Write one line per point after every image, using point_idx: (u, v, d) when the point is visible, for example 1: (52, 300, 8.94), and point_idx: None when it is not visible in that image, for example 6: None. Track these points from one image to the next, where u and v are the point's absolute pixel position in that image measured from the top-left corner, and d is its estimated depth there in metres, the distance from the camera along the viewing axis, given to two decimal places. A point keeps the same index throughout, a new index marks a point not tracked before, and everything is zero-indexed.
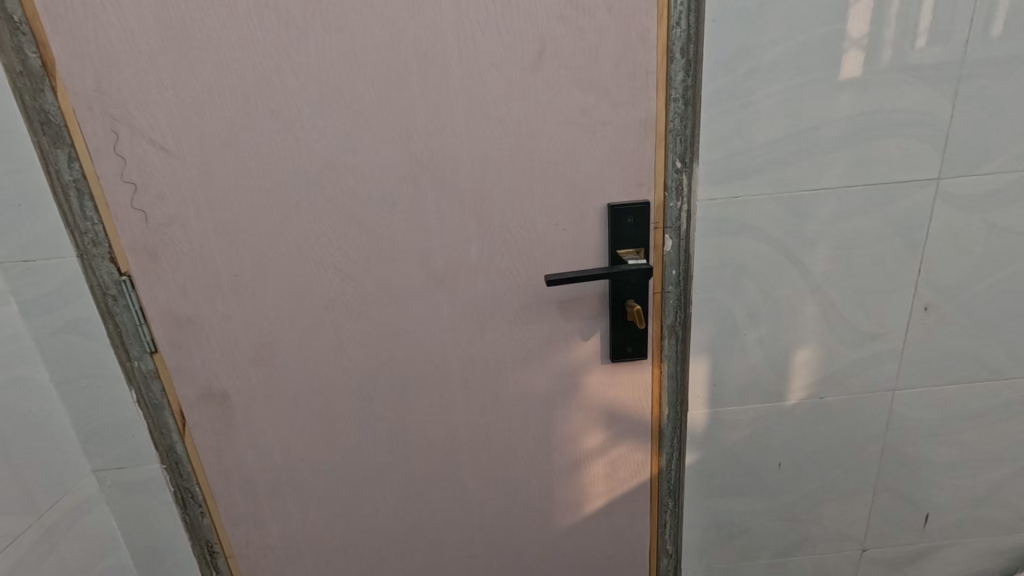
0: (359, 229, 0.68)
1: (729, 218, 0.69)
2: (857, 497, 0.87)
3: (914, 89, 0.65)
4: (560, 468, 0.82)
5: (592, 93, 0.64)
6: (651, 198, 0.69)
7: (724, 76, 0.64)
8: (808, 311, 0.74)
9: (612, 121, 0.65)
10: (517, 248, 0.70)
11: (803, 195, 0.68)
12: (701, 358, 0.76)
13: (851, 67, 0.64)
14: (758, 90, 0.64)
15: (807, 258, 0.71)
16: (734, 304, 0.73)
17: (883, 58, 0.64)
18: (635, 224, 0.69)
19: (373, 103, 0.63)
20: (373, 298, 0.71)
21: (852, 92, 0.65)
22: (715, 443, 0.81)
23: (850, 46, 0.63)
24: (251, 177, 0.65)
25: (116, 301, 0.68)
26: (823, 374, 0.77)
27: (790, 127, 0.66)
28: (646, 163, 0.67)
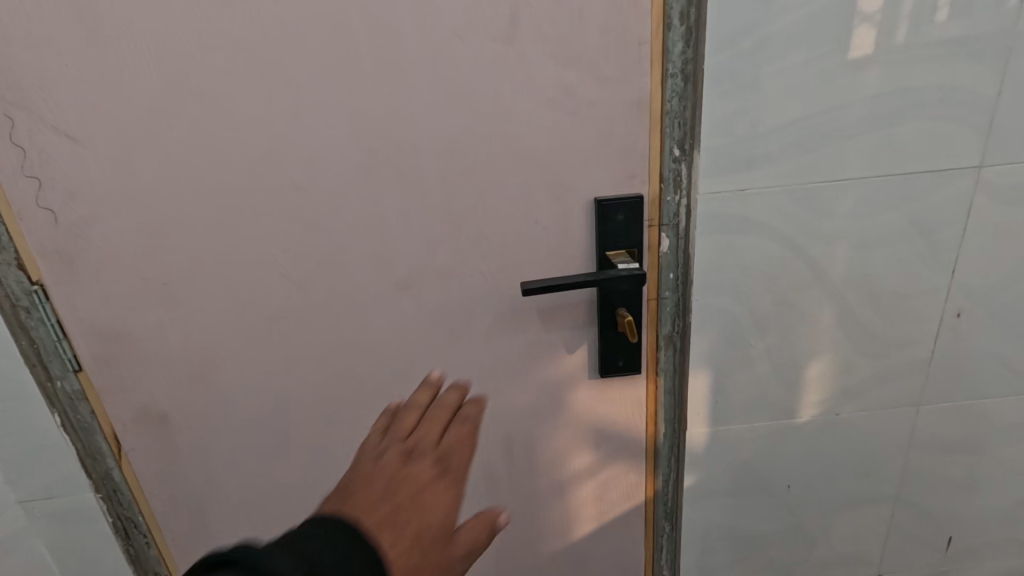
0: (307, 229, 0.59)
1: (735, 214, 0.60)
2: (873, 518, 0.79)
3: (952, 63, 0.55)
4: (545, 491, 0.74)
5: (575, 68, 0.54)
6: (645, 191, 0.60)
7: (730, 47, 0.54)
8: (823, 319, 0.65)
9: (598, 101, 0.55)
10: (491, 250, 0.61)
11: (820, 187, 0.59)
12: (701, 372, 0.67)
13: (861, 44, 0.54)
14: (769, 64, 0.54)
15: (823, 260, 0.62)
16: (739, 312, 0.64)
17: (898, 35, 0.54)
18: (626, 222, 0.60)
19: (316, 81, 0.53)
20: (327, 308, 0.62)
21: (878, 67, 0.55)
22: (717, 464, 0.72)
23: (861, 23, 0.53)
24: (176, 170, 0.56)
25: (29, 313, 0.60)
26: (840, 388, 0.69)
27: (797, 113, 0.56)
28: (639, 151, 0.58)
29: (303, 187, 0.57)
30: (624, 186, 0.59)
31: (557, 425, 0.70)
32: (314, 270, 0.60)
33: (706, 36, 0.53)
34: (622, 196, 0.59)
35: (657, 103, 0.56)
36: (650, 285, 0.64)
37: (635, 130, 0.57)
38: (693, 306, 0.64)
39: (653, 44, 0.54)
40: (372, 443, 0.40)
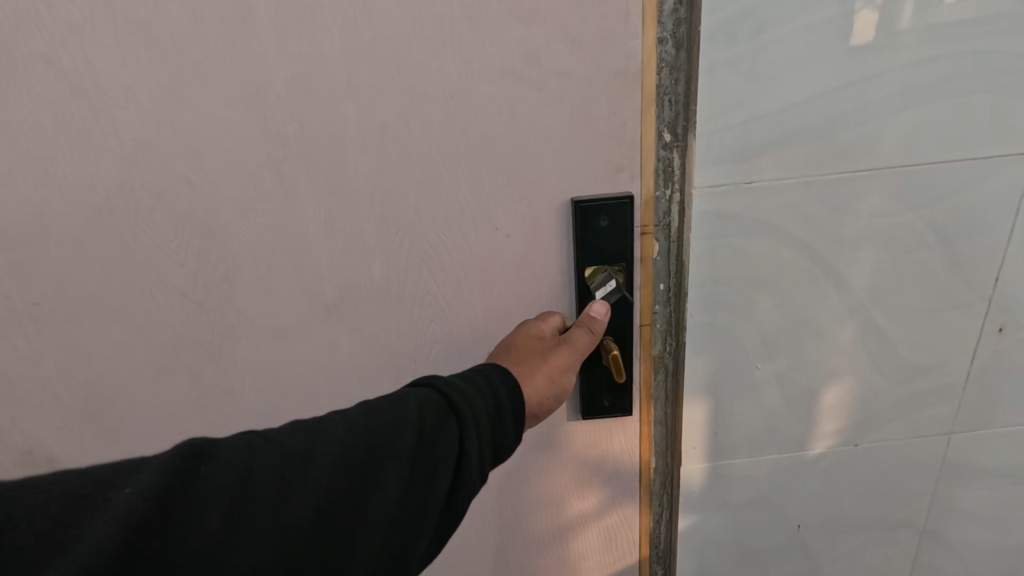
0: (214, 236, 0.48)
1: (737, 212, 0.49)
2: (896, 561, 0.69)
3: (1005, 25, 0.44)
4: (537, 536, 0.63)
5: (542, 29, 0.43)
6: (637, 190, 0.48)
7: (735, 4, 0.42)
8: (842, 337, 0.54)
9: (571, 73, 0.44)
10: (445, 259, 0.50)
11: (840, 180, 0.48)
12: (698, 400, 0.56)
13: (862, 30, 0.44)
14: (782, 25, 0.43)
15: (842, 267, 0.52)
16: (744, 329, 0.53)
17: (903, 17, 0.44)
18: (611, 228, 0.49)
19: (205, 52, 0.42)
20: (244, 332, 0.52)
21: (899, 43, 0.44)
22: (717, 504, 0.62)
23: (862, 5, 0.43)
24: (36, 167, 0.45)
25: None
26: (863, 416, 0.58)
27: (797, 100, 0.45)
28: (628, 135, 0.46)
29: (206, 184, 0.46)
30: (607, 180, 0.48)
31: (527, 468, 0.60)
32: (228, 285, 0.49)
33: None
34: (605, 197, 0.48)
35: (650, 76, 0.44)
36: (644, 304, 0.53)
37: (624, 110, 0.45)
38: (694, 324, 0.53)
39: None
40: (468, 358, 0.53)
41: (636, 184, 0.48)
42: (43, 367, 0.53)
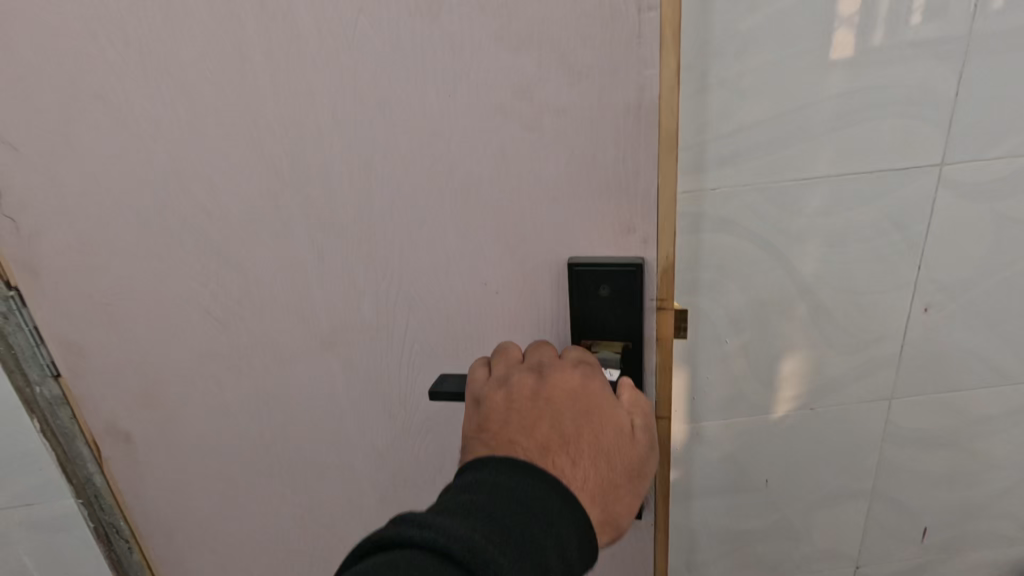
0: (251, 246, 0.53)
1: (706, 212, 0.61)
2: (852, 510, 0.80)
3: (921, 63, 0.56)
4: None
5: (537, 58, 0.44)
6: (652, 256, 0.50)
7: (717, 44, 0.55)
8: (797, 314, 0.66)
9: (567, 108, 0.45)
10: (446, 277, 0.53)
11: (787, 185, 0.60)
12: (677, 370, 0.68)
13: (841, 47, 0.55)
14: (752, 59, 0.55)
15: (793, 257, 0.63)
16: (714, 308, 0.65)
17: (875, 37, 0.55)
18: (612, 296, 0.51)
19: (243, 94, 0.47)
20: (279, 338, 0.58)
21: (842, 71, 0.56)
22: (695, 459, 0.74)
23: (840, 24, 0.54)
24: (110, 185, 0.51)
25: (7, 319, 0.58)
26: (817, 383, 0.70)
27: (763, 117, 0.58)
28: (643, 185, 0.48)
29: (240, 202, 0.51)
30: (615, 242, 0.50)
31: None
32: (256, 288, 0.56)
33: (698, 26, 0.55)
34: (607, 263, 0.50)
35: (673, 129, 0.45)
36: (661, 383, 0.54)
37: (634, 153, 0.47)
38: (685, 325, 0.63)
39: (662, 41, 0.43)
40: (483, 376, 0.50)
41: (651, 248, 0.50)
42: (115, 352, 0.59)
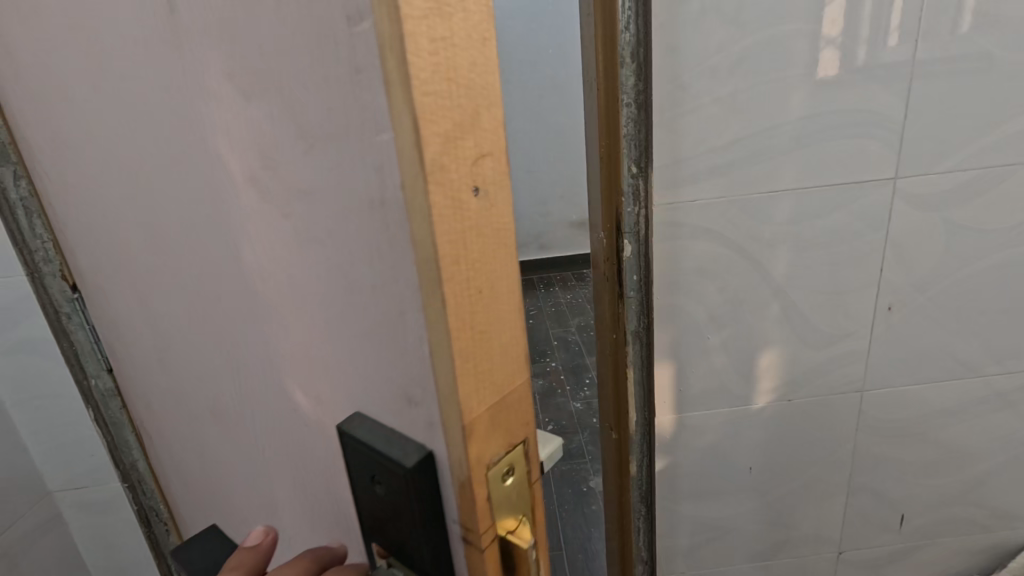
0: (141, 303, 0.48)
1: (685, 222, 0.69)
2: (832, 498, 0.86)
3: (881, 88, 0.64)
4: None
5: (272, 114, 0.26)
6: (442, 453, 0.27)
7: (698, 74, 0.63)
8: (772, 312, 0.73)
9: (318, 192, 0.26)
10: (280, 403, 0.38)
11: (760, 197, 0.68)
12: (664, 364, 0.76)
13: (827, 64, 0.63)
14: (731, 85, 0.64)
15: (766, 261, 0.71)
16: (696, 308, 0.73)
17: (858, 57, 0.63)
18: (389, 498, 0.30)
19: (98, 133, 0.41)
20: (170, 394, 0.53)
21: (812, 94, 0.64)
22: (684, 449, 0.80)
23: (825, 45, 0.62)
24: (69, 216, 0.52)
25: (70, 317, 0.64)
26: (792, 377, 0.77)
27: (743, 133, 0.65)
28: (416, 339, 0.25)
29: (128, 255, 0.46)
30: (396, 410, 0.28)
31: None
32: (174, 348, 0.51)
33: (684, 59, 0.62)
34: (383, 440, 0.29)
35: (431, 258, 0.22)
36: None
37: (398, 296, 0.25)
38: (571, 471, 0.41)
39: (386, 76, 0.20)
40: None
41: (440, 440, 0.27)
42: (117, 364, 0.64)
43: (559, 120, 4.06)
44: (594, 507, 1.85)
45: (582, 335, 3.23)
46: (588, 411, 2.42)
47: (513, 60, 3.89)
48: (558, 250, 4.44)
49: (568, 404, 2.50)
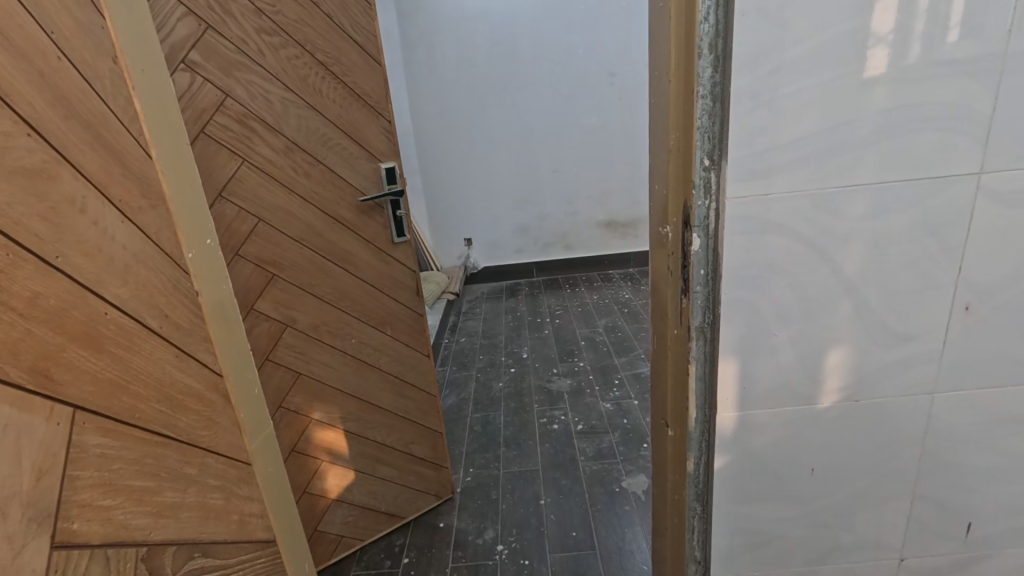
0: None
1: (757, 216, 0.67)
2: (894, 503, 0.84)
3: (947, 82, 0.63)
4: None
5: None
6: None
7: (768, 67, 0.61)
8: (841, 310, 0.72)
9: None
10: None
11: (835, 192, 0.67)
12: (729, 361, 0.74)
13: (874, 63, 0.62)
14: (802, 78, 0.62)
15: (838, 258, 0.69)
16: (763, 304, 0.71)
17: (910, 55, 0.62)
18: None
19: None
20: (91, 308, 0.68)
21: (885, 88, 0.63)
22: (743, 447, 0.79)
23: (875, 44, 0.61)
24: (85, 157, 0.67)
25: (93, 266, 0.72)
26: (858, 377, 0.75)
27: (816, 128, 0.64)
28: None
29: (155, 282, 0.80)
30: None
31: None
32: (44, 368, 0.66)
33: (752, 54, 0.61)
34: None
35: None
36: None
37: None
38: None
39: None
40: None
41: None
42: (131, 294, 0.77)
43: (589, 119, 4.04)
44: (626, 507, 1.84)
45: (610, 335, 3.22)
46: (619, 411, 2.41)
47: (544, 59, 3.89)
48: (585, 250, 4.43)
49: (598, 403, 2.49)
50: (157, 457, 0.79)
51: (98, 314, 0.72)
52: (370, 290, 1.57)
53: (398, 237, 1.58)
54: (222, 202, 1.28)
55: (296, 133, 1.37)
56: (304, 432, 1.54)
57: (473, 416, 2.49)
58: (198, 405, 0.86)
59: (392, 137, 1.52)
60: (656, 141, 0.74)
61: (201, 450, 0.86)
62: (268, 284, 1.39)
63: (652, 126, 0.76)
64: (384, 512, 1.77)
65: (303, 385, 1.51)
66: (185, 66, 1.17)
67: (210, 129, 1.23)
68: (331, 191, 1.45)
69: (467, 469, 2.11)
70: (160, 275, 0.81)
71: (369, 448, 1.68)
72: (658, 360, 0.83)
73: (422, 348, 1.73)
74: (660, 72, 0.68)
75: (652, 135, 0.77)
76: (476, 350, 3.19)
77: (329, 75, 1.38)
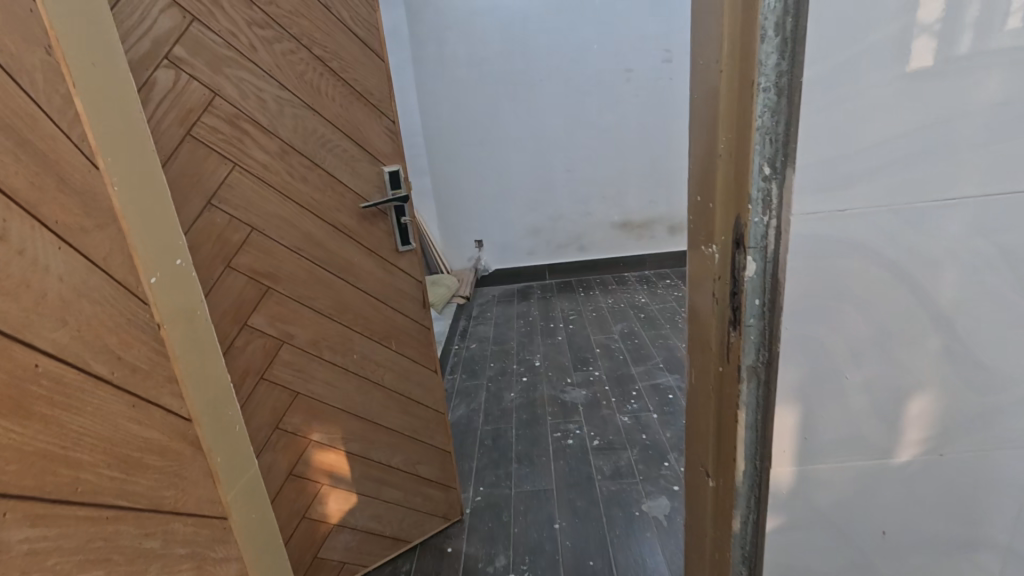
0: None
1: (830, 236, 0.55)
2: (979, 569, 0.71)
3: (1003, 85, 0.50)
4: None
5: None
6: None
7: (846, 54, 0.49)
8: (929, 347, 0.59)
9: None
10: None
11: (929, 206, 0.54)
12: (789, 407, 0.62)
13: (919, 56, 0.50)
14: (888, 67, 0.50)
15: (927, 285, 0.57)
16: (833, 341, 0.59)
17: (961, 45, 0.49)
18: None
19: None
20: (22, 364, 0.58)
21: (989, 78, 0.50)
22: (804, 505, 0.67)
23: (920, 33, 0.49)
24: None
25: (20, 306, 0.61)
26: (946, 427, 0.62)
27: (902, 130, 0.52)
28: None
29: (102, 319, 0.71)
30: None
31: None
32: None
33: (817, 42, 0.49)
34: None
35: None
36: None
37: None
38: None
39: None
40: None
41: None
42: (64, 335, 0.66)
43: (603, 117, 3.91)
44: (648, 533, 1.71)
45: (626, 342, 3.08)
46: (636, 425, 2.29)
47: (558, 55, 3.76)
48: (599, 252, 4.29)
49: (615, 417, 2.36)
50: (110, 533, 0.68)
51: (27, 368, 0.61)
52: (373, 302, 1.47)
53: (402, 245, 1.47)
54: (212, 210, 1.18)
55: (292, 134, 1.26)
56: (303, 454, 1.44)
57: (484, 429, 2.38)
58: (160, 462, 0.77)
59: (396, 138, 1.41)
60: (701, 145, 0.62)
61: (165, 515, 0.77)
62: (263, 297, 1.29)
63: (693, 129, 0.65)
64: (389, 536, 1.67)
65: (302, 405, 1.41)
66: (169, 63, 1.08)
67: (198, 131, 1.14)
68: (330, 196, 1.34)
69: (477, 488, 2.00)
70: (108, 311, 0.71)
71: (372, 470, 1.58)
72: (701, 400, 0.71)
73: (430, 363, 1.62)
74: (709, 63, 0.57)
75: (693, 140, 0.65)
76: (486, 357, 3.08)
77: (327, 71, 1.28)
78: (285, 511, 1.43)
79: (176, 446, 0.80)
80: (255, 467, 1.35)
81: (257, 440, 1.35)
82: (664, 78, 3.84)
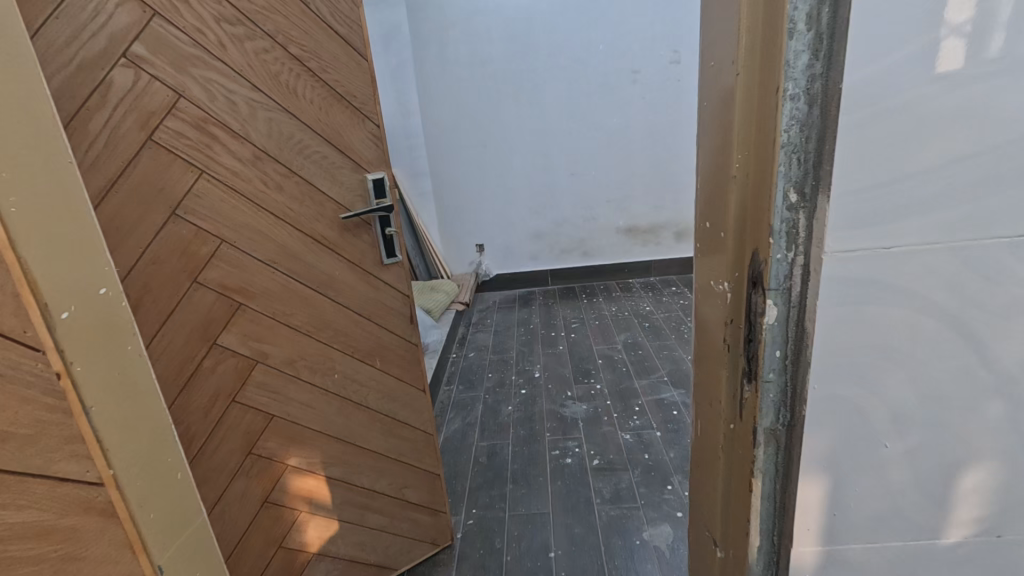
0: None
1: (872, 279, 0.45)
2: None
3: None
4: None
5: None
6: None
7: (894, 56, 0.39)
8: (988, 413, 0.48)
9: None
10: None
11: (993, 246, 0.43)
12: (815, 479, 0.51)
13: (947, 60, 0.39)
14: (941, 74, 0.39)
15: (988, 339, 0.46)
16: (871, 404, 0.48)
17: (990, 48, 0.39)
18: None
19: None
20: None
21: None
22: None
23: (947, 36, 0.38)
24: None
25: None
26: (1007, 503, 0.52)
27: (961, 152, 0.41)
28: None
29: None
30: None
31: None
32: None
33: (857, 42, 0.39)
34: None
35: None
36: None
37: None
38: None
39: None
40: None
41: None
42: None
43: (608, 119, 3.80)
44: (648, 565, 1.60)
45: (629, 353, 2.98)
46: (638, 444, 2.18)
47: (562, 56, 3.65)
48: (603, 257, 4.18)
49: (616, 434, 2.25)
50: None
51: None
52: (356, 318, 1.37)
53: (388, 257, 1.38)
54: (177, 221, 1.09)
55: (267, 139, 1.17)
56: (279, 481, 1.35)
57: (479, 445, 2.28)
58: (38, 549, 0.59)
59: (382, 144, 1.31)
60: (710, 163, 0.53)
61: None
62: (234, 314, 1.20)
63: (699, 144, 0.56)
64: (373, 564, 1.57)
65: (278, 428, 1.32)
66: (127, 62, 0.99)
67: (160, 136, 1.04)
68: (308, 206, 1.25)
69: (469, 510, 1.90)
70: None
71: (355, 496, 1.48)
72: (709, 457, 0.61)
73: (417, 382, 1.52)
74: (722, 68, 0.47)
75: (699, 156, 0.56)
76: (484, 367, 2.98)
77: (305, 72, 1.18)
78: (260, 541, 1.34)
79: (73, 523, 0.61)
80: (226, 496, 1.26)
81: (228, 466, 1.26)
82: (671, 80, 3.73)
